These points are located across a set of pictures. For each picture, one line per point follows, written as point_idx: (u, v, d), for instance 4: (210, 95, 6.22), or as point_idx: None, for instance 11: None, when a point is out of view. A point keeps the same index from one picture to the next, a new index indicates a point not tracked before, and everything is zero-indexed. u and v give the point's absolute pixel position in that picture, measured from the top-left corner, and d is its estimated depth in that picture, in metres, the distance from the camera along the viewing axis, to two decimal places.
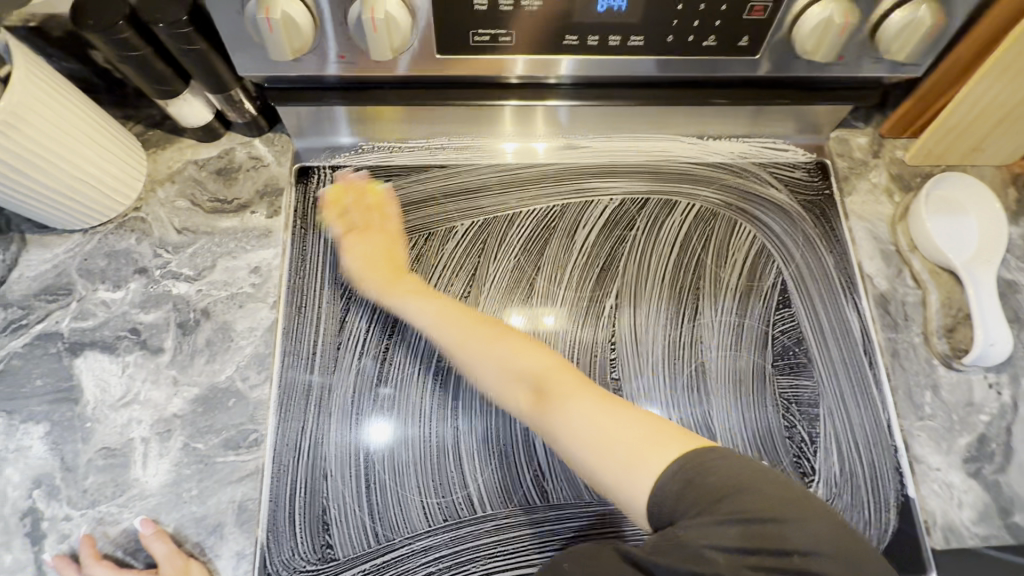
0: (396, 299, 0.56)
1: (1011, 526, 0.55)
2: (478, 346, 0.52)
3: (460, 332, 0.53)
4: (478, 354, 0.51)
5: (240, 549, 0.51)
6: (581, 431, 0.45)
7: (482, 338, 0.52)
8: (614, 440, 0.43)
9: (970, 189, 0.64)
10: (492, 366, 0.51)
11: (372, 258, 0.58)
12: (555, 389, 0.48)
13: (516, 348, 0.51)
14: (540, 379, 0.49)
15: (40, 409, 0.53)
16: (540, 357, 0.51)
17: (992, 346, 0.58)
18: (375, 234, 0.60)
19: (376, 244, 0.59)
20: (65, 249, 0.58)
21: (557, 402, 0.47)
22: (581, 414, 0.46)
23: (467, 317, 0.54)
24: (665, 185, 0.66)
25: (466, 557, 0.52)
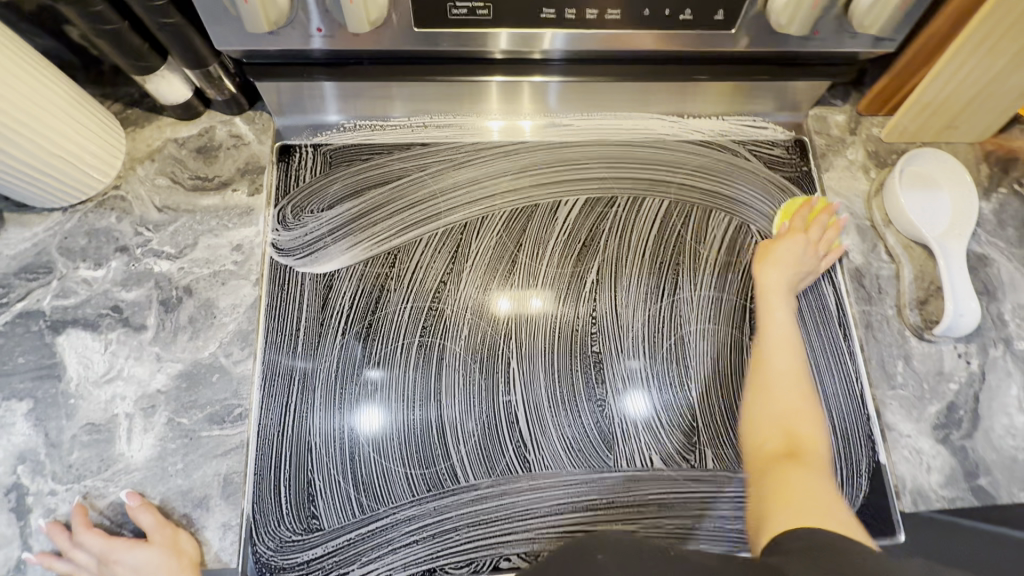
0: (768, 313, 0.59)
1: (976, 488, 0.57)
2: (783, 381, 0.55)
3: (777, 368, 0.56)
4: (774, 392, 0.55)
5: (226, 520, 0.52)
6: (794, 485, 0.45)
7: (794, 381, 0.55)
8: (808, 500, 0.43)
9: (944, 165, 0.66)
10: (765, 404, 0.54)
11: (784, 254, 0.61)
12: (808, 456, 0.49)
13: (802, 410, 0.53)
14: (802, 444, 0.50)
15: (23, 385, 0.53)
16: (812, 423, 0.52)
17: (961, 317, 0.60)
18: (795, 238, 0.62)
19: (790, 247, 0.62)
20: (44, 227, 0.58)
21: (798, 461, 0.48)
22: (804, 477, 0.46)
23: (796, 377, 0.55)
24: (647, 162, 0.66)
25: (450, 525, 0.53)
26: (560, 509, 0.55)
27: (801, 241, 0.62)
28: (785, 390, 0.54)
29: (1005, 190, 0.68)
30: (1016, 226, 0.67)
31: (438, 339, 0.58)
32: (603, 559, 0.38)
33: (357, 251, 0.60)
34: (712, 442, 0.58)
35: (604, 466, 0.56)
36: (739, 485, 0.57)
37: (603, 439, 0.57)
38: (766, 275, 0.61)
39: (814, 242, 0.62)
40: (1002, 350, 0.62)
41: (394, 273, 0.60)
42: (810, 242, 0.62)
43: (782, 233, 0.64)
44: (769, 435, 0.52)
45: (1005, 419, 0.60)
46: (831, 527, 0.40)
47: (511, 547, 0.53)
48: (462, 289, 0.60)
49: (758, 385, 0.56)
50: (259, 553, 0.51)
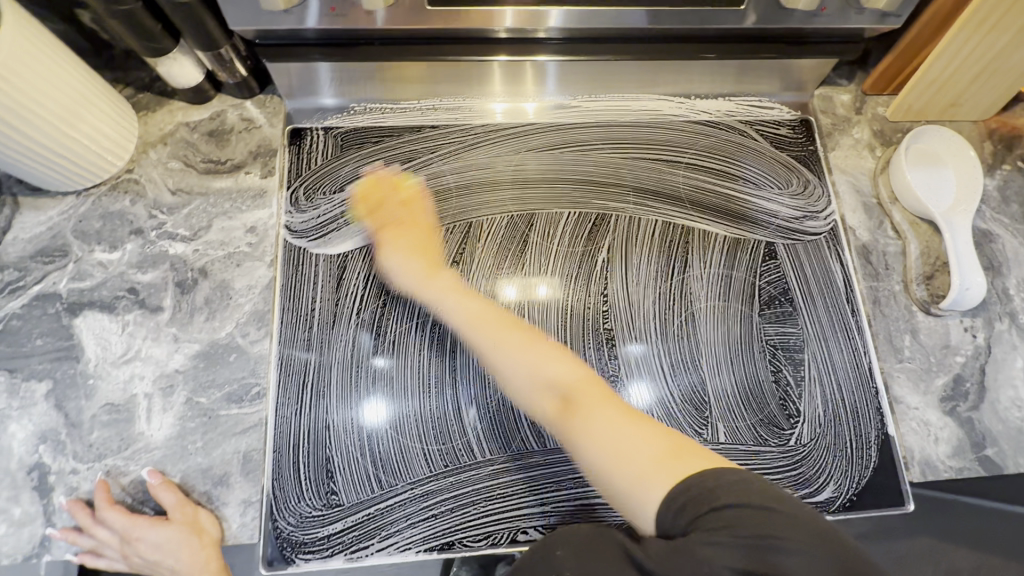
0: (432, 294, 0.55)
1: (983, 459, 0.58)
2: (507, 346, 0.50)
3: (494, 336, 0.51)
4: (511, 357, 0.49)
5: (246, 497, 0.52)
6: (600, 440, 0.42)
7: (512, 339, 0.50)
8: (626, 452, 0.40)
9: (948, 142, 0.66)
10: (516, 372, 0.49)
11: (410, 254, 0.56)
12: (582, 398, 0.46)
13: (546, 356, 0.49)
14: (568, 389, 0.47)
15: (43, 366, 0.54)
16: (561, 363, 0.48)
17: (968, 291, 0.61)
18: (409, 232, 0.57)
19: (415, 238, 0.57)
20: (59, 211, 0.58)
21: (586, 410, 0.44)
22: (602, 426, 0.43)
23: (512, 324, 0.52)
24: (653, 143, 0.67)
25: (467, 500, 0.54)
26: (576, 483, 0.55)
27: (414, 234, 0.57)
28: (508, 355, 0.49)
29: (1009, 167, 0.69)
30: (1020, 202, 0.68)
31: None
32: (565, 557, 0.37)
33: (369, 232, 0.61)
34: (723, 416, 0.59)
35: None
36: (749, 457, 0.58)
37: None
38: (444, 282, 0.55)
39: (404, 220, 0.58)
40: (1007, 324, 0.63)
41: None
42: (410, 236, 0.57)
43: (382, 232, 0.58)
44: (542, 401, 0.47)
45: (1011, 391, 0.61)
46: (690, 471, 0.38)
47: (527, 521, 0.54)
48: (473, 268, 0.61)
49: (495, 364, 0.50)
50: (279, 529, 0.52)
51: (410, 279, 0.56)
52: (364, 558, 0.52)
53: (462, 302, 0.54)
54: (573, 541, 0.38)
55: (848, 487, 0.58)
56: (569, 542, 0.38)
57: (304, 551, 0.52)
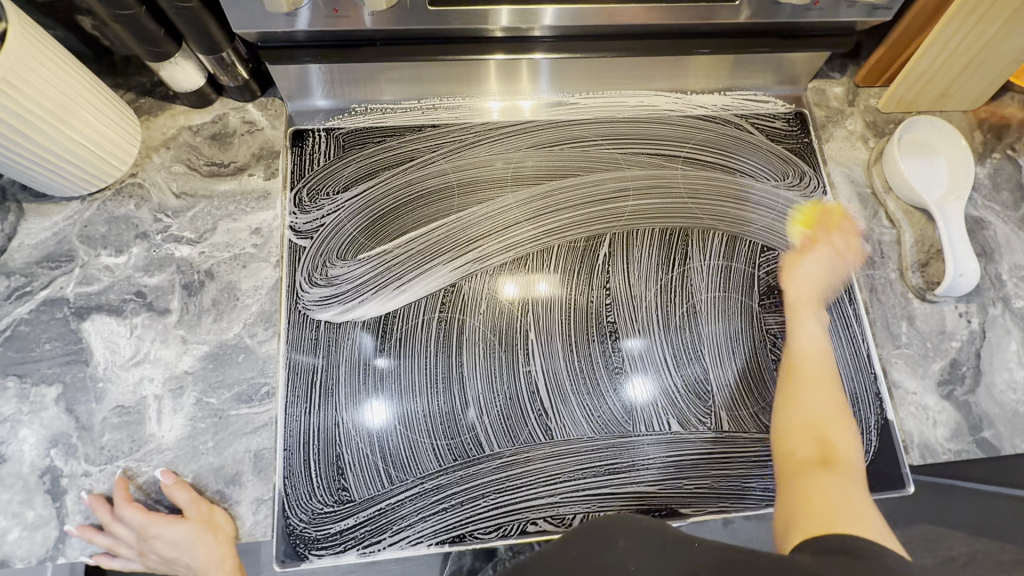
0: (805, 312, 0.58)
1: (980, 441, 0.60)
2: (811, 386, 0.52)
3: (817, 376, 0.53)
4: (812, 395, 0.51)
5: (259, 495, 0.53)
6: (819, 491, 0.41)
7: (829, 391, 0.52)
8: (837, 507, 0.39)
9: (939, 132, 0.68)
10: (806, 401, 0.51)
11: (818, 278, 0.60)
12: (842, 462, 0.45)
13: (840, 410, 0.50)
14: (837, 454, 0.46)
15: (51, 371, 0.54)
16: (841, 424, 0.49)
17: (961, 277, 0.62)
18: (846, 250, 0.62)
19: (821, 266, 0.61)
20: (63, 217, 0.59)
21: (840, 470, 0.44)
22: (833, 485, 0.42)
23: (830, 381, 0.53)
24: (652, 138, 0.68)
25: (478, 493, 0.55)
26: (583, 474, 0.56)
27: (826, 252, 0.62)
28: (809, 388, 0.52)
29: (999, 156, 0.71)
30: (1010, 189, 0.69)
31: (456, 315, 0.59)
32: (623, 545, 0.37)
33: (374, 232, 0.61)
34: (727, 404, 0.60)
35: (622, 431, 0.58)
36: (751, 444, 0.59)
37: (621, 405, 0.59)
38: (808, 316, 0.58)
39: (841, 250, 0.62)
40: (1001, 309, 0.64)
41: (412, 252, 0.61)
42: (838, 251, 0.62)
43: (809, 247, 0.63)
44: (800, 445, 0.47)
45: (1006, 374, 0.62)
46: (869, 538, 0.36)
47: (538, 512, 0.55)
48: (478, 265, 0.61)
49: (792, 392, 0.52)
50: (291, 526, 0.52)
51: (795, 291, 0.60)
52: (377, 552, 0.53)
53: (804, 316, 0.58)
54: (635, 530, 0.37)
55: None
56: (631, 534, 0.37)
57: (318, 547, 0.52)
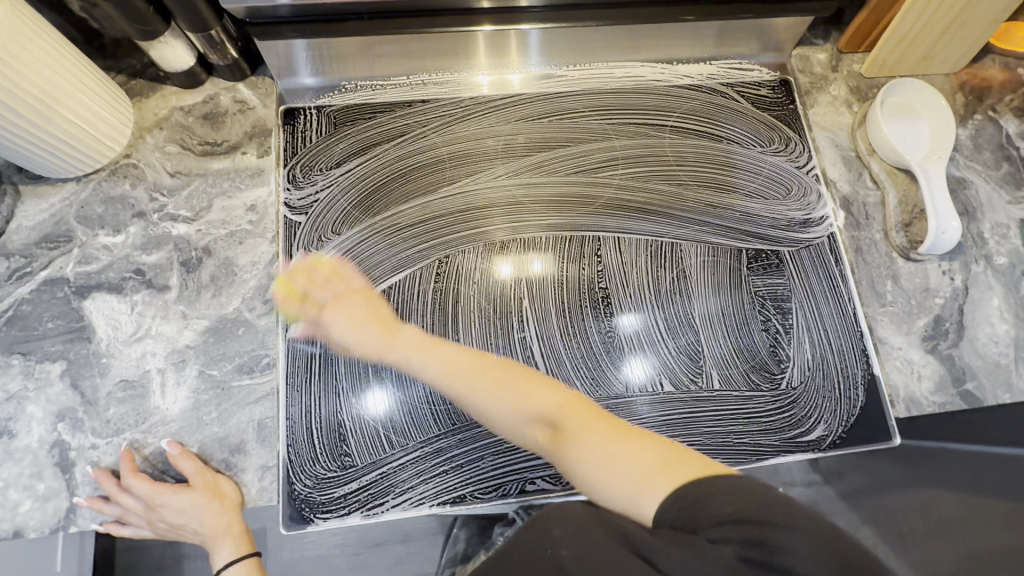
0: (399, 355, 0.51)
1: (964, 393, 0.61)
2: (487, 392, 0.46)
3: (469, 380, 0.47)
4: (492, 398, 0.46)
5: (264, 462, 0.54)
6: (598, 460, 0.39)
7: (490, 380, 0.46)
8: (625, 465, 0.38)
9: (921, 95, 0.69)
10: (500, 399, 0.45)
11: (358, 321, 0.53)
12: (571, 426, 0.42)
13: (526, 386, 0.46)
14: (559, 419, 0.43)
15: (55, 348, 0.55)
16: (554, 392, 0.45)
17: (944, 234, 0.63)
18: (354, 296, 0.54)
19: (356, 306, 0.54)
20: (61, 199, 0.60)
21: (579, 438, 0.41)
22: (597, 446, 0.40)
23: (495, 366, 0.48)
24: (638, 109, 0.69)
25: (475, 455, 0.56)
26: None
27: (351, 300, 0.54)
28: (490, 394, 0.46)
29: (981, 117, 0.72)
30: (992, 150, 0.71)
31: (452, 285, 0.61)
32: (566, 550, 0.33)
33: (367, 206, 0.62)
34: (717, 364, 0.61)
35: (616, 393, 0.59)
36: (742, 402, 0.60)
37: (615, 368, 0.60)
38: (408, 333, 0.52)
39: (342, 291, 0.55)
40: (983, 266, 0.66)
41: (405, 225, 0.62)
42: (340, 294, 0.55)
43: (337, 299, 0.55)
44: (533, 433, 0.44)
45: (988, 328, 0.64)
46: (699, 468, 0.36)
47: (535, 472, 0.56)
48: (472, 235, 0.63)
49: (484, 395, 0.46)
50: (296, 492, 0.54)
51: (368, 348, 0.52)
52: (380, 514, 0.54)
53: (437, 351, 0.50)
54: (577, 531, 0.33)
55: (837, 425, 0.61)
56: (566, 521, 0.34)
57: (322, 510, 0.54)
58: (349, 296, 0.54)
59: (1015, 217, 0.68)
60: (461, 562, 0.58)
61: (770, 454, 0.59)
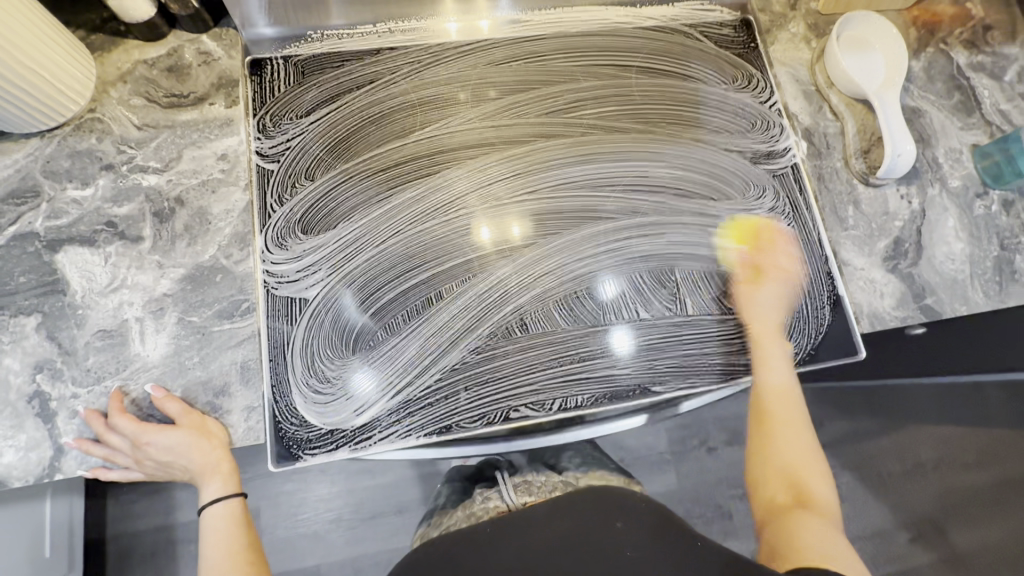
0: (777, 349, 0.62)
1: (923, 307, 0.65)
2: (788, 440, 0.62)
3: (789, 422, 0.62)
4: (787, 438, 0.62)
5: (249, 403, 0.55)
6: (811, 536, 0.54)
7: (791, 437, 0.62)
8: (826, 549, 0.52)
9: (875, 26, 0.71)
10: (784, 449, 0.62)
11: (767, 305, 0.63)
12: (813, 510, 0.58)
13: (819, 472, 0.61)
14: (809, 496, 0.60)
15: (28, 302, 0.55)
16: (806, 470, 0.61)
17: (899, 157, 0.66)
18: (783, 279, 0.64)
19: (783, 292, 0.64)
20: (24, 154, 0.59)
21: (813, 515, 0.57)
22: (823, 531, 0.55)
23: (806, 437, 0.62)
24: (605, 50, 0.70)
25: (459, 387, 0.58)
26: (559, 363, 0.59)
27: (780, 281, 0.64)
28: (789, 443, 0.62)
29: (932, 50, 0.75)
30: (943, 80, 0.73)
31: (430, 226, 0.62)
32: (621, 526, 0.47)
33: (340, 152, 0.63)
34: (690, 291, 0.63)
35: (595, 322, 0.61)
36: (715, 326, 0.63)
37: (592, 300, 0.62)
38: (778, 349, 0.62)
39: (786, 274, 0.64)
40: (938, 189, 0.69)
41: (379, 170, 0.63)
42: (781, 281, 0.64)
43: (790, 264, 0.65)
44: (775, 484, 0.61)
45: (945, 247, 0.67)
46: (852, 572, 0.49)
47: (519, 400, 0.58)
48: (445, 180, 0.63)
49: (782, 441, 0.63)
50: (283, 431, 0.55)
51: (751, 326, 0.62)
52: (368, 447, 0.55)
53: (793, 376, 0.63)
54: (633, 513, 0.48)
55: (806, 343, 0.63)
56: (627, 515, 0.47)
57: (310, 447, 0.55)
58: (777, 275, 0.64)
59: (968, 142, 0.71)
60: (438, 510, 0.72)
61: (744, 373, 0.62)
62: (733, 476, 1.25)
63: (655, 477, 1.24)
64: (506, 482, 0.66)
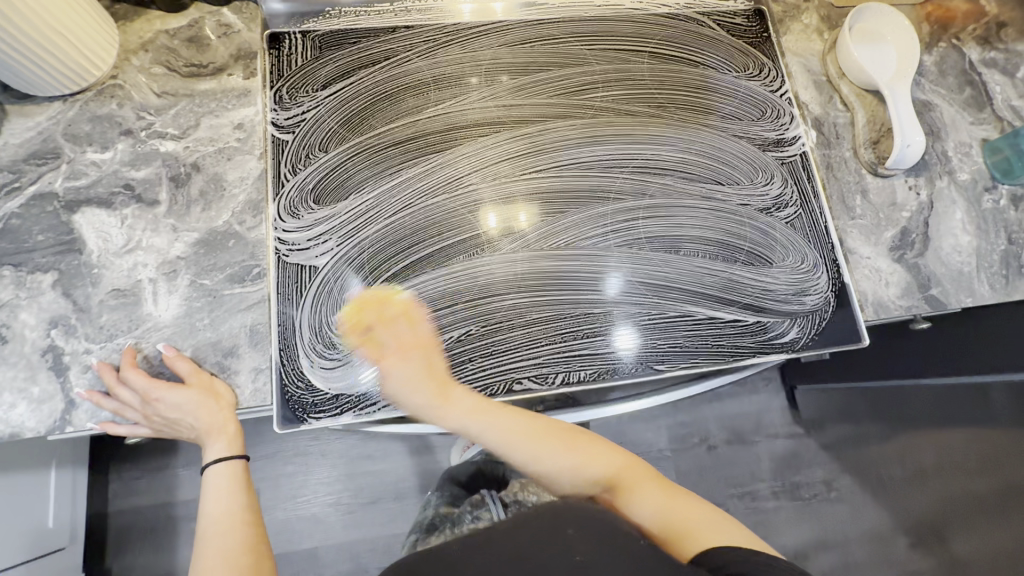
0: (453, 419, 0.55)
1: (929, 297, 0.65)
2: (554, 452, 0.55)
3: (536, 445, 0.55)
4: (554, 458, 0.55)
5: (257, 364, 0.56)
6: (659, 509, 0.50)
7: (557, 444, 0.55)
8: (683, 517, 0.49)
9: (887, 20, 0.71)
10: (579, 462, 0.54)
11: (416, 381, 0.55)
12: (627, 479, 0.53)
13: (588, 447, 0.56)
14: (618, 474, 0.54)
15: (45, 260, 0.56)
16: (613, 456, 0.55)
17: (909, 147, 0.65)
18: (416, 353, 0.57)
19: (419, 363, 0.56)
20: (46, 117, 0.60)
21: (651, 492, 0.52)
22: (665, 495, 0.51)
23: (558, 431, 0.56)
24: (617, 35, 0.70)
25: (463, 358, 0.59)
26: (562, 338, 0.60)
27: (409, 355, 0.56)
28: (562, 459, 0.54)
29: (945, 45, 0.75)
30: (955, 75, 0.74)
31: (438, 201, 0.62)
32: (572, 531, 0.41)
33: (352, 125, 0.64)
34: (697, 273, 0.64)
35: (601, 301, 0.62)
36: (720, 308, 0.63)
37: (597, 278, 0.62)
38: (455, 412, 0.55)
39: (405, 346, 0.57)
40: (947, 181, 0.69)
41: (389, 144, 0.63)
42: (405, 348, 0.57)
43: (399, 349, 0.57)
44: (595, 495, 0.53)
45: (952, 239, 0.67)
46: (720, 534, 0.46)
47: (520, 373, 0.59)
48: (454, 156, 0.64)
49: (569, 467, 0.54)
50: (289, 394, 0.55)
51: (418, 406, 0.55)
52: (372, 413, 0.56)
53: (494, 413, 0.55)
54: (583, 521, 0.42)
55: (810, 328, 0.64)
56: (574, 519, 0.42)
57: (316, 410, 0.56)
58: (405, 350, 0.56)
59: (977, 137, 0.71)
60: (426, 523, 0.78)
61: (747, 355, 0.63)
62: (732, 475, 1.25)
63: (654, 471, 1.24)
64: (498, 503, 0.69)
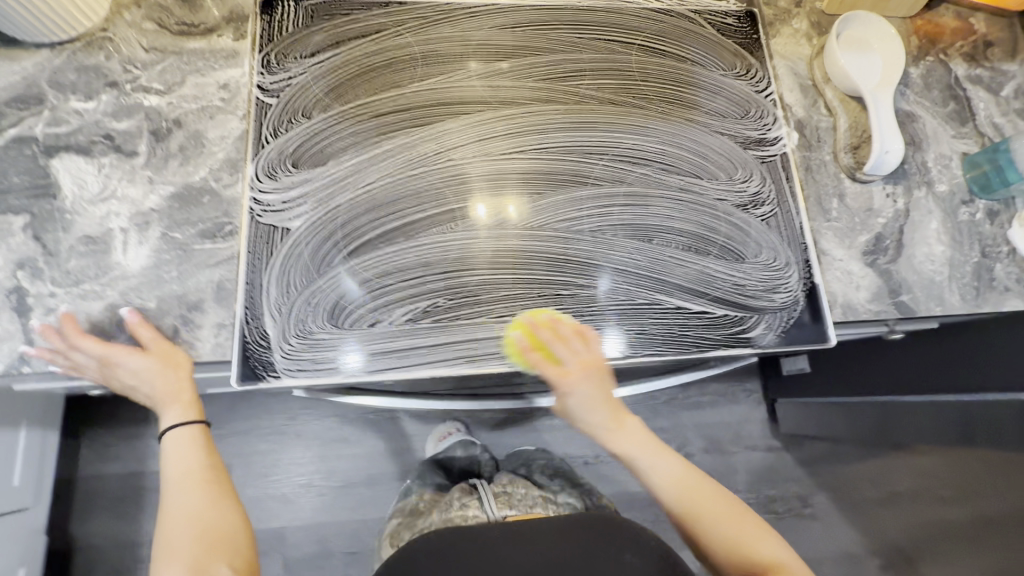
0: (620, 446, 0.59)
1: (898, 303, 0.65)
2: (717, 516, 0.56)
3: (700, 503, 0.56)
4: (715, 519, 0.55)
5: (221, 320, 0.56)
6: None
7: (725, 511, 0.56)
8: None
9: (875, 28, 0.72)
10: (730, 534, 0.54)
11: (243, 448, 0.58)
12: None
13: (758, 535, 0.54)
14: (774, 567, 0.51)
15: (19, 202, 0.56)
16: (778, 549, 0.53)
17: (887, 155, 0.66)
18: (596, 372, 0.57)
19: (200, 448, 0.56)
20: (32, 63, 0.60)
21: None
22: None
23: (728, 506, 0.56)
24: (608, 26, 0.71)
25: (428, 330, 0.59)
26: (530, 316, 0.60)
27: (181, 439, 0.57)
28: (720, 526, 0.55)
29: (932, 59, 0.76)
30: (940, 89, 0.74)
31: (418, 174, 0.63)
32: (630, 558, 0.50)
33: (339, 94, 0.64)
34: (668, 263, 0.64)
35: (572, 284, 0.62)
36: (690, 299, 0.63)
37: (569, 261, 0.62)
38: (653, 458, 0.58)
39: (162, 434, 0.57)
40: (925, 192, 0.70)
41: (373, 115, 0.64)
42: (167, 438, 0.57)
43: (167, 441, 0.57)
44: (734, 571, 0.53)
45: (925, 248, 0.67)
46: None
47: (485, 348, 0.59)
48: (437, 132, 0.64)
49: (718, 533, 0.55)
50: (250, 352, 0.55)
51: (594, 422, 0.59)
52: (332, 377, 0.56)
53: (665, 458, 0.58)
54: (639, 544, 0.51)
55: (776, 325, 0.64)
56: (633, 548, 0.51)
57: (275, 370, 0.56)
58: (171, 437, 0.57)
59: (958, 151, 0.72)
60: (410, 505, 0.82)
61: (713, 348, 0.63)
62: None
63: (628, 474, 1.24)
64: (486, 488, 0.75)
